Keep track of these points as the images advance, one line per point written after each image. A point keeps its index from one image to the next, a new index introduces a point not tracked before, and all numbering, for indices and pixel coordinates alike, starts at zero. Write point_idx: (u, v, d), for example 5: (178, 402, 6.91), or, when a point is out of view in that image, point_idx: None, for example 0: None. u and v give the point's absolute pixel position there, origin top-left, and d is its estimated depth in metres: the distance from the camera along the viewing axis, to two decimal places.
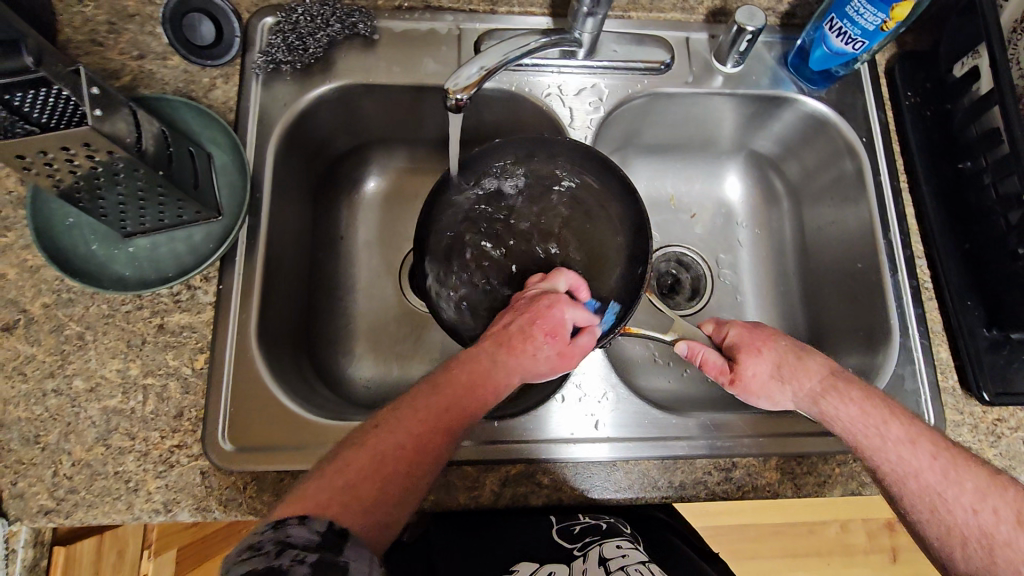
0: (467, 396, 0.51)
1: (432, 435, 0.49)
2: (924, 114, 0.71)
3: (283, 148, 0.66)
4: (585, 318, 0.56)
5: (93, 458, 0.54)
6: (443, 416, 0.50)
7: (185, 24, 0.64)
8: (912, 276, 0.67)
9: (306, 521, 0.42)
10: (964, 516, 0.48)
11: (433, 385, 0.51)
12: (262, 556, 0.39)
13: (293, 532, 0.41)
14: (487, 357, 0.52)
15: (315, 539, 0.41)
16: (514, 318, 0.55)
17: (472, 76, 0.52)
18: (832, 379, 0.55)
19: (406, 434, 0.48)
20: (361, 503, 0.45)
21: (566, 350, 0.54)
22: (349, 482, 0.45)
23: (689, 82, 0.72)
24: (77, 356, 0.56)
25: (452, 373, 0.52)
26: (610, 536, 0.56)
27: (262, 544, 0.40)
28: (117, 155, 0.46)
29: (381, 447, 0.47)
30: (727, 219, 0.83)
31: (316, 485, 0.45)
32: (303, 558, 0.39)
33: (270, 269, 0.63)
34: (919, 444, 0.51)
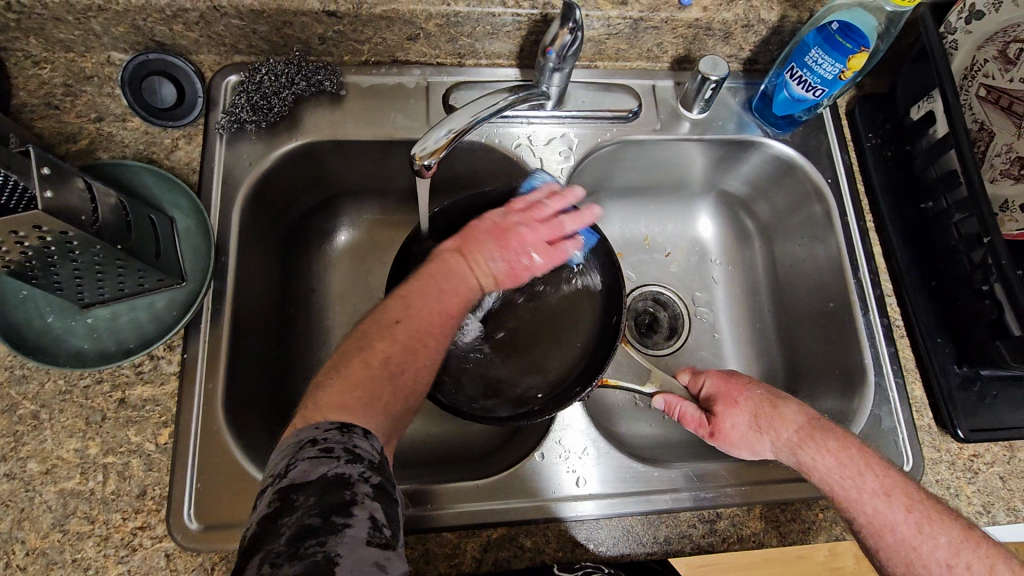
0: (448, 299, 0.53)
1: (434, 331, 0.51)
2: (884, 154, 0.73)
3: (249, 208, 0.65)
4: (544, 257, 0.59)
5: (49, 545, 0.51)
6: (440, 312, 0.52)
7: (145, 87, 0.63)
8: (883, 314, 0.68)
9: (368, 436, 0.41)
10: (939, 572, 0.48)
11: (418, 286, 0.53)
12: (333, 459, 0.38)
13: (359, 443, 0.40)
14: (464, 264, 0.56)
15: (375, 458, 0.40)
16: (483, 231, 0.58)
17: (440, 139, 0.52)
18: (809, 428, 0.55)
19: (403, 335, 0.49)
20: (383, 402, 0.45)
21: (516, 269, 0.58)
22: (382, 387, 0.45)
23: (656, 128, 0.72)
24: (31, 437, 0.54)
25: (439, 280, 0.54)
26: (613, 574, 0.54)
27: (329, 445, 0.39)
28: (71, 234, 0.45)
29: (405, 351, 0.48)
30: (701, 257, 0.84)
31: (340, 387, 0.44)
32: (368, 475, 0.38)
33: (237, 332, 0.61)
34: (893, 497, 0.51)
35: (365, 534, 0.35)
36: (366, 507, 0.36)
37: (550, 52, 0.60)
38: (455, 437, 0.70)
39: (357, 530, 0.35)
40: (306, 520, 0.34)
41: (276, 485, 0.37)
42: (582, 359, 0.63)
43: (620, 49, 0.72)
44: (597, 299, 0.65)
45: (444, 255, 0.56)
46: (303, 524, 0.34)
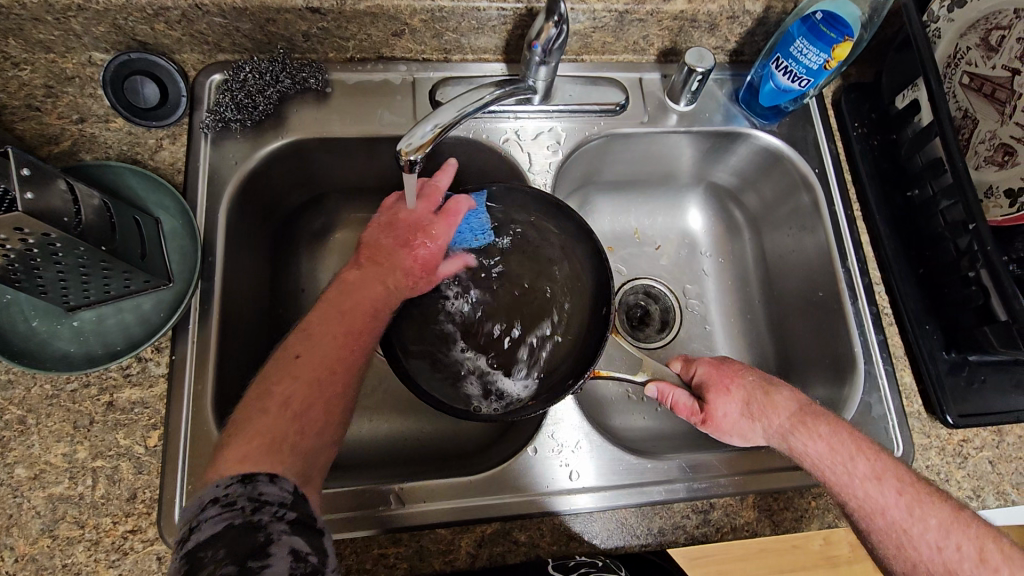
0: (370, 314, 0.57)
1: (342, 354, 0.53)
2: (871, 143, 0.73)
3: (236, 207, 0.64)
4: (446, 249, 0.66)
5: (39, 551, 0.51)
6: (344, 336, 0.54)
7: (127, 88, 0.62)
8: (871, 302, 0.69)
9: (276, 478, 0.43)
10: (929, 553, 0.49)
11: (324, 308, 0.56)
12: (237, 512, 0.40)
13: (264, 490, 0.42)
14: (384, 282, 0.59)
15: (287, 497, 0.42)
16: (389, 244, 0.61)
17: (426, 134, 0.51)
18: (800, 414, 0.56)
19: (324, 357, 0.52)
20: (310, 424, 0.49)
21: (429, 265, 0.64)
22: (281, 418, 0.47)
23: (644, 121, 0.73)
24: (18, 443, 0.53)
25: (342, 300, 0.57)
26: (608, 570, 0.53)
27: (233, 500, 0.40)
28: (53, 236, 0.45)
29: (309, 380, 0.50)
30: (691, 250, 0.84)
31: (263, 425, 0.47)
32: (281, 514, 0.41)
33: (226, 333, 0.61)
34: (884, 480, 0.52)
35: (287, 568, 0.37)
36: (284, 544, 0.39)
37: (536, 46, 0.60)
38: (448, 433, 0.70)
39: (277, 566, 0.37)
40: (221, 570, 0.36)
41: (183, 547, 0.39)
42: (572, 352, 0.63)
43: (606, 43, 0.72)
44: (589, 293, 0.65)
45: (353, 272, 0.60)
46: (220, 573, 0.36)
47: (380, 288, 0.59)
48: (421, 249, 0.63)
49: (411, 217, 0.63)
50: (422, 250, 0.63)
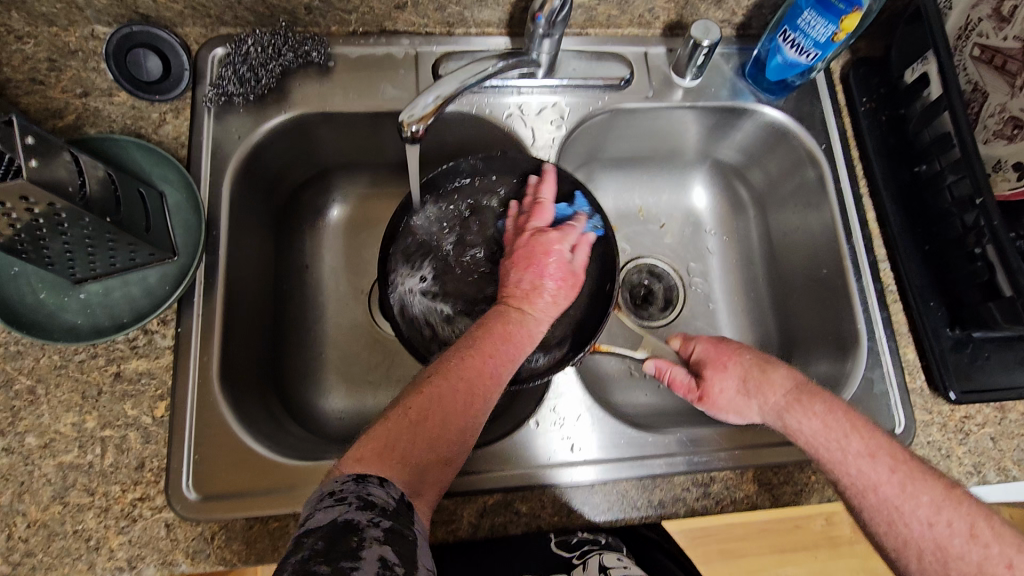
0: (506, 341, 0.52)
1: (483, 388, 0.49)
2: (879, 119, 0.72)
3: (240, 182, 0.65)
4: (583, 262, 0.59)
5: (50, 517, 0.52)
6: (492, 371, 0.50)
7: (130, 60, 0.62)
8: (876, 279, 0.68)
9: (385, 482, 0.42)
10: (920, 530, 0.48)
11: (468, 340, 0.52)
12: (344, 507, 0.39)
13: (373, 491, 0.40)
14: (518, 309, 0.55)
15: (391, 504, 0.40)
16: (517, 272, 0.58)
17: (429, 105, 0.51)
18: (796, 392, 0.55)
19: (473, 382, 0.49)
20: (424, 445, 0.45)
21: (569, 279, 0.57)
22: (412, 440, 0.45)
23: (649, 96, 0.72)
24: (28, 412, 0.54)
25: (482, 335, 0.52)
26: (609, 549, 0.55)
27: (344, 495, 0.40)
28: (58, 206, 0.45)
29: (436, 409, 0.47)
30: (695, 228, 0.84)
31: (382, 434, 0.45)
32: (379, 521, 0.39)
33: (230, 306, 0.61)
34: (879, 458, 0.51)
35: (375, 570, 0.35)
36: (375, 548, 0.36)
37: (540, 18, 0.59)
38: None
39: (365, 567, 0.35)
40: (312, 562, 0.35)
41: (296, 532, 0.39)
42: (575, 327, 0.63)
43: (611, 16, 0.71)
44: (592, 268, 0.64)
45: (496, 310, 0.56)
46: (311, 563, 0.34)
47: (514, 317, 0.54)
48: (542, 262, 0.57)
49: (524, 244, 0.60)
50: (551, 267, 0.57)
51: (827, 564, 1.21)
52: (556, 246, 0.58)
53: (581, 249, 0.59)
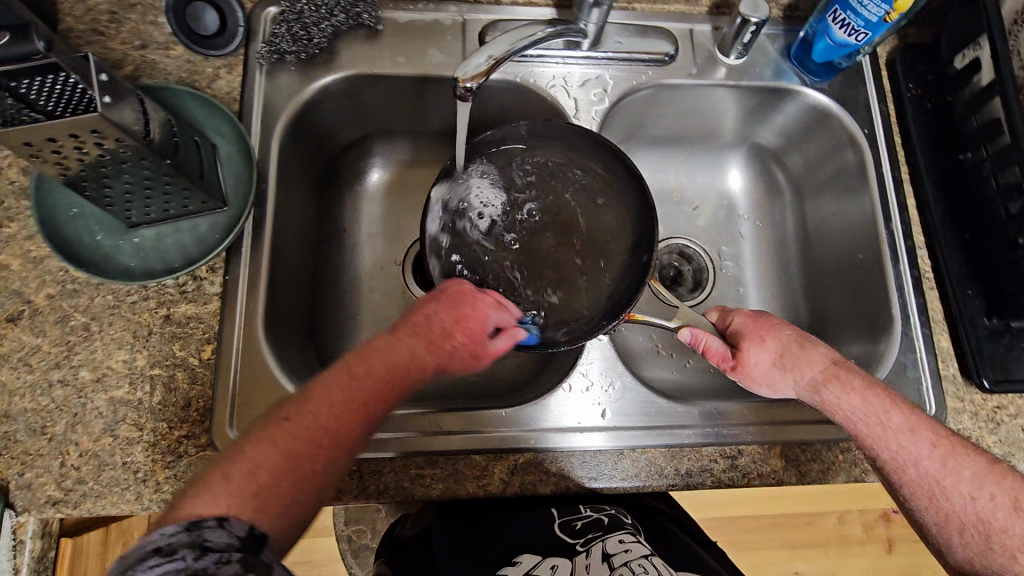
0: (381, 387, 0.48)
1: (347, 435, 0.46)
2: (925, 106, 0.72)
3: (288, 139, 0.66)
4: (502, 349, 0.54)
5: (101, 448, 0.54)
6: (359, 418, 0.47)
7: (189, 13, 0.64)
8: (913, 265, 0.68)
9: (224, 522, 0.38)
10: (962, 502, 0.49)
11: (342, 378, 0.47)
12: (179, 563, 0.35)
13: (210, 535, 0.37)
14: (426, 351, 0.50)
15: (235, 540, 0.38)
16: (436, 309, 0.52)
17: (481, 64, 0.52)
18: (834, 368, 0.55)
19: (332, 437, 0.45)
20: (276, 500, 0.42)
21: (482, 352, 0.53)
22: (263, 486, 0.42)
23: (692, 73, 0.72)
24: (83, 348, 0.56)
25: (356, 377, 0.48)
26: (612, 531, 0.57)
27: (175, 548, 0.36)
28: (124, 143, 0.46)
29: (295, 461, 0.43)
30: (729, 211, 0.84)
31: (227, 485, 0.41)
32: (227, 558, 0.36)
33: (275, 259, 0.63)
34: (919, 433, 0.52)
35: None
36: None
37: None
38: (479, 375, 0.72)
39: None
40: None
41: None
42: (608, 296, 0.64)
43: None
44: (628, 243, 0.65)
45: (388, 338, 0.50)
46: None
47: (402, 357, 0.49)
48: (467, 311, 0.53)
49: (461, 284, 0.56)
50: (471, 321, 0.53)
51: (838, 560, 1.23)
52: (484, 306, 0.54)
53: (505, 334, 0.55)
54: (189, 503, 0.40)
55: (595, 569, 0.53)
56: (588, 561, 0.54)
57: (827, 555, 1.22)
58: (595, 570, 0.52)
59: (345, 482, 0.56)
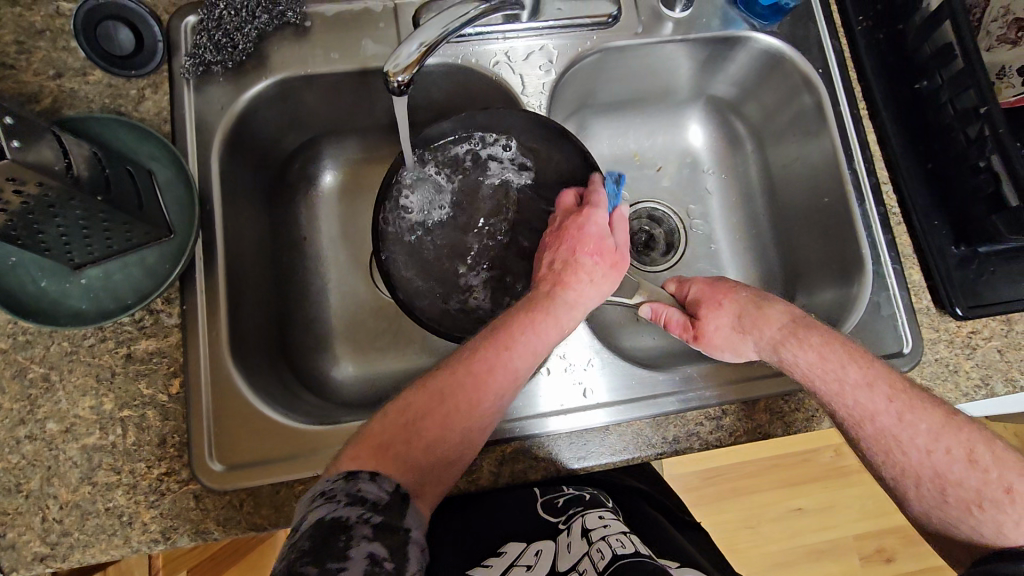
0: (530, 330, 0.52)
1: (491, 383, 0.51)
2: (877, 37, 0.70)
3: (228, 154, 0.64)
4: (623, 238, 0.58)
5: (81, 498, 0.53)
6: (505, 361, 0.51)
7: (101, 34, 0.60)
8: (878, 202, 0.67)
9: (376, 477, 0.44)
10: (917, 457, 0.50)
11: (488, 330, 0.53)
12: (335, 505, 0.41)
13: (364, 487, 0.43)
14: (563, 295, 0.54)
15: (384, 498, 0.43)
16: (555, 249, 0.57)
17: (413, 53, 0.50)
18: (792, 326, 0.55)
19: (467, 394, 0.50)
20: (422, 441, 0.48)
21: (614, 258, 0.56)
22: (412, 436, 0.48)
23: (638, 32, 0.70)
24: (46, 399, 0.55)
25: (506, 328, 0.52)
26: (592, 506, 0.59)
27: (334, 493, 0.42)
28: (48, 185, 0.44)
29: (440, 407, 0.49)
30: (692, 169, 0.83)
31: (375, 437, 0.47)
32: (369, 516, 0.41)
33: (232, 281, 0.61)
34: (876, 387, 0.51)
35: (364, 570, 0.38)
36: (363, 548, 0.39)
37: None
38: None
39: (353, 568, 0.38)
40: (299, 565, 0.37)
41: (291, 534, 0.41)
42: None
43: None
44: None
45: (532, 292, 0.56)
46: (300, 568, 0.37)
47: (539, 309, 0.53)
48: (594, 249, 0.55)
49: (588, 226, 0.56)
50: (591, 236, 0.55)
51: (836, 491, 1.26)
52: (599, 219, 0.56)
53: (619, 227, 0.58)
54: (348, 451, 0.47)
55: (575, 546, 0.54)
56: (569, 538, 0.55)
57: (826, 489, 1.26)
58: (576, 545, 0.54)
59: None
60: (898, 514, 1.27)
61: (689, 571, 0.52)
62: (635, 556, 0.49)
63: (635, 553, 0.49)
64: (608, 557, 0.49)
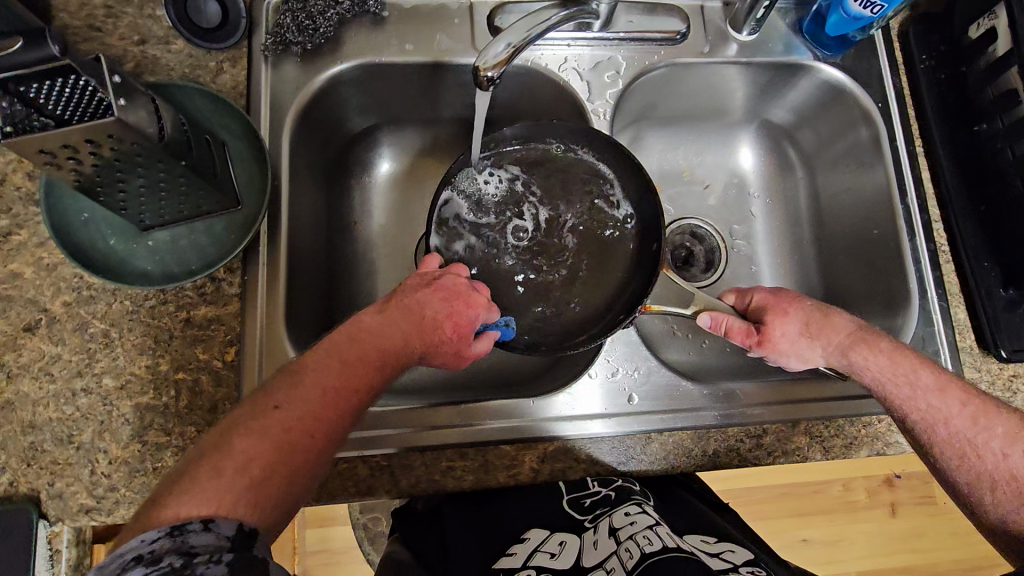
0: (372, 373, 0.47)
1: (335, 417, 0.44)
2: (938, 77, 0.71)
3: (298, 134, 0.65)
4: (483, 350, 0.55)
5: (130, 455, 0.54)
6: (350, 398, 0.46)
7: (191, 6, 0.62)
8: (929, 239, 0.68)
9: (211, 524, 0.36)
10: (994, 461, 0.52)
11: (327, 352, 0.47)
12: (165, 570, 0.34)
13: (195, 541, 0.35)
14: (415, 342, 0.51)
15: (224, 543, 0.36)
16: (426, 296, 0.53)
17: (500, 53, 0.51)
18: (859, 333, 0.57)
19: (308, 423, 0.43)
20: (260, 491, 0.39)
21: (464, 351, 0.54)
22: (256, 474, 0.40)
23: (704, 51, 0.71)
24: (104, 354, 0.56)
25: (344, 353, 0.47)
26: (620, 505, 0.58)
27: (158, 555, 0.34)
28: (140, 146, 0.45)
29: (279, 440, 0.41)
30: (740, 190, 0.83)
31: (215, 482, 0.38)
32: (219, 556, 0.35)
33: (292, 257, 0.62)
34: (949, 393, 0.54)
35: None
36: None
37: None
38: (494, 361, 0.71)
39: None
40: None
41: None
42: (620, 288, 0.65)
43: None
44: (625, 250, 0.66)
45: (378, 317, 0.50)
46: None
47: (391, 340, 0.49)
48: (462, 321, 0.53)
49: (458, 295, 0.54)
50: (465, 318, 0.53)
51: (843, 526, 1.25)
52: (483, 311, 0.55)
53: (485, 335, 0.56)
54: (177, 496, 0.37)
55: (602, 543, 0.55)
56: (596, 536, 0.56)
57: (833, 522, 1.25)
58: (602, 544, 0.54)
59: (376, 478, 0.57)
60: (902, 555, 1.26)
61: (725, 551, 0.52)
62: (665, 552, 0.50)
63: (663, 550, 0.50)
64: (636, 556, 0.50)
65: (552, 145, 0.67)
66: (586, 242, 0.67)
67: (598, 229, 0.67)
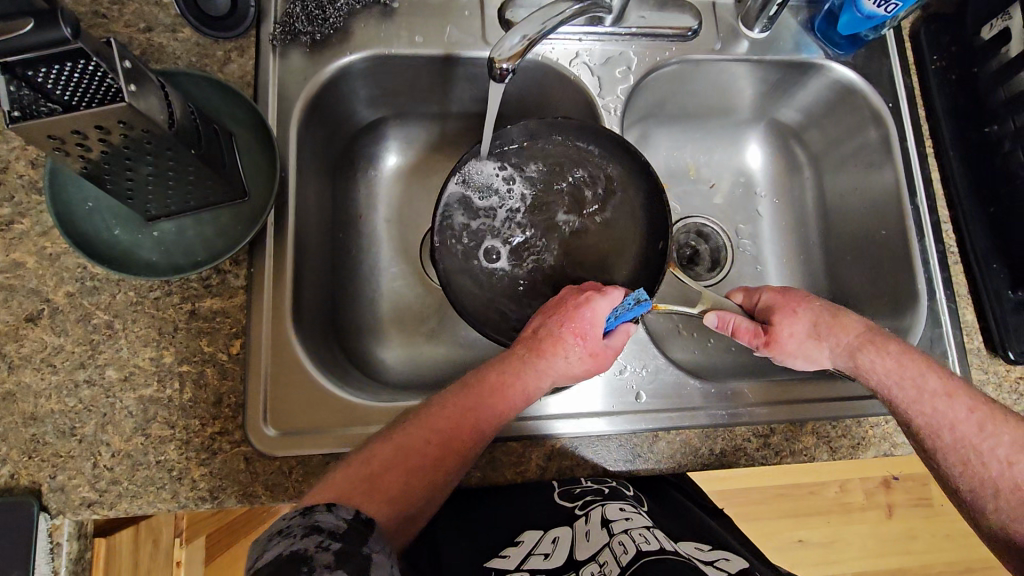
0: (497, 398, 0.51)
1: (459, 437, 0.49)
2: (949, 78, 0.71)
3: (305, 125, 0.64)
4: (619, 344, 0.54)
5: (133, 448, 0.53)
6: (473, 419, 0.50)
7: None
8: (938, 240, 0.68)
9: (333, 508, 0.42)
10: (998, 469, 0.52)
11: (462, 383, 0.52)
12: (290, 540, 0.38)
13: (320, 519, 0.40)
14: (532, 361, 0.52)
15: (341, 527, 0.40)
16: (545, 320, 0.55)
17: (515, 45, 0.50)
18: (868, 334, 0.57)
19: (427, 438, 0.49)
20: (389, 491, 0.46)
21: (599, 351, 0.53)
22: (376, 477, 0.46)
23: (716, 48, 0.70)
24: (107, 346, 0.55)
25: (475, 382, 0.52)
26: (614, 499, 0.56)
27: (291, 529, 0.39)
28: (151, 133, 0.44)
29: (403, 452, 0.48)
30: (746, 189, 0.83)
31: (344, 475, 0.46)
32: (327, 544, 0.38)
33: (298, 250, 0.61)
34: (956, 398, 0.54)
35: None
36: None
37: None
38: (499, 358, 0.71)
39: None
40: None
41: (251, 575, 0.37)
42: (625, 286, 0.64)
43: None
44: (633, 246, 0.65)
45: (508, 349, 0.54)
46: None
47: (516, 364, 0.52)
48: (578, 328, 0.52)
49: (575, 303, 0.54)
50: (582, 326, 0.52)
51: (839, 527, 1.26)
52: (597, 307, 0.53)
53: (619, 331, 0.54)
54: (319, 488, 0.45)
55: (594, 535, 0.52)
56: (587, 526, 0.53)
57: (829, 524, 1.25)
58: (594, 536, 0.52)
59: None
60: (897, 556, 1.27)
61: (721, 559, 0.51)
62: (661, 553, 0.47)
63: (661, 551, 0.48)
64: (632, 553, 0.48)
65: (560, 141, 0.66)
66: (594, 239, 0.66)
67: (606, 225, 0.66)
